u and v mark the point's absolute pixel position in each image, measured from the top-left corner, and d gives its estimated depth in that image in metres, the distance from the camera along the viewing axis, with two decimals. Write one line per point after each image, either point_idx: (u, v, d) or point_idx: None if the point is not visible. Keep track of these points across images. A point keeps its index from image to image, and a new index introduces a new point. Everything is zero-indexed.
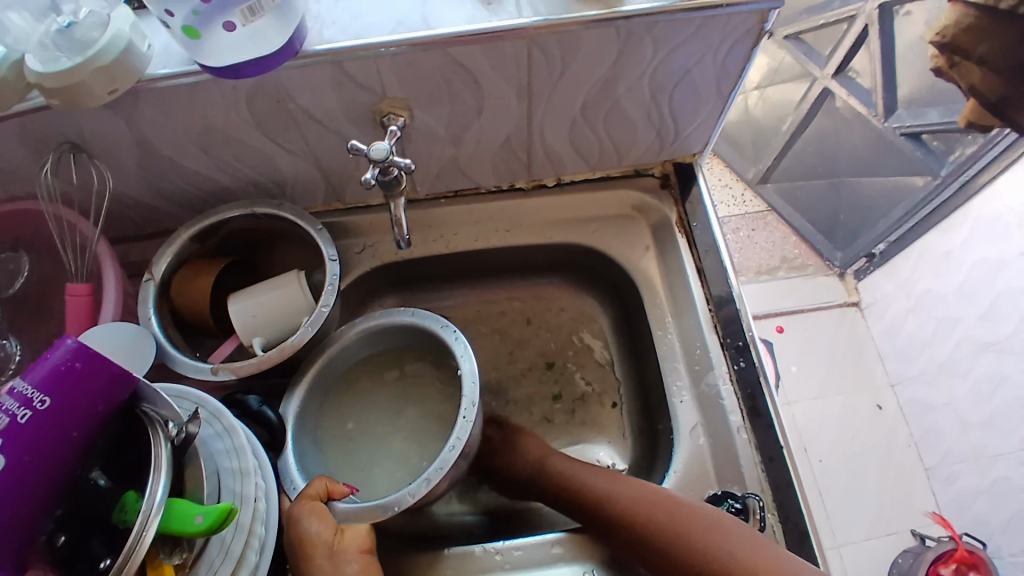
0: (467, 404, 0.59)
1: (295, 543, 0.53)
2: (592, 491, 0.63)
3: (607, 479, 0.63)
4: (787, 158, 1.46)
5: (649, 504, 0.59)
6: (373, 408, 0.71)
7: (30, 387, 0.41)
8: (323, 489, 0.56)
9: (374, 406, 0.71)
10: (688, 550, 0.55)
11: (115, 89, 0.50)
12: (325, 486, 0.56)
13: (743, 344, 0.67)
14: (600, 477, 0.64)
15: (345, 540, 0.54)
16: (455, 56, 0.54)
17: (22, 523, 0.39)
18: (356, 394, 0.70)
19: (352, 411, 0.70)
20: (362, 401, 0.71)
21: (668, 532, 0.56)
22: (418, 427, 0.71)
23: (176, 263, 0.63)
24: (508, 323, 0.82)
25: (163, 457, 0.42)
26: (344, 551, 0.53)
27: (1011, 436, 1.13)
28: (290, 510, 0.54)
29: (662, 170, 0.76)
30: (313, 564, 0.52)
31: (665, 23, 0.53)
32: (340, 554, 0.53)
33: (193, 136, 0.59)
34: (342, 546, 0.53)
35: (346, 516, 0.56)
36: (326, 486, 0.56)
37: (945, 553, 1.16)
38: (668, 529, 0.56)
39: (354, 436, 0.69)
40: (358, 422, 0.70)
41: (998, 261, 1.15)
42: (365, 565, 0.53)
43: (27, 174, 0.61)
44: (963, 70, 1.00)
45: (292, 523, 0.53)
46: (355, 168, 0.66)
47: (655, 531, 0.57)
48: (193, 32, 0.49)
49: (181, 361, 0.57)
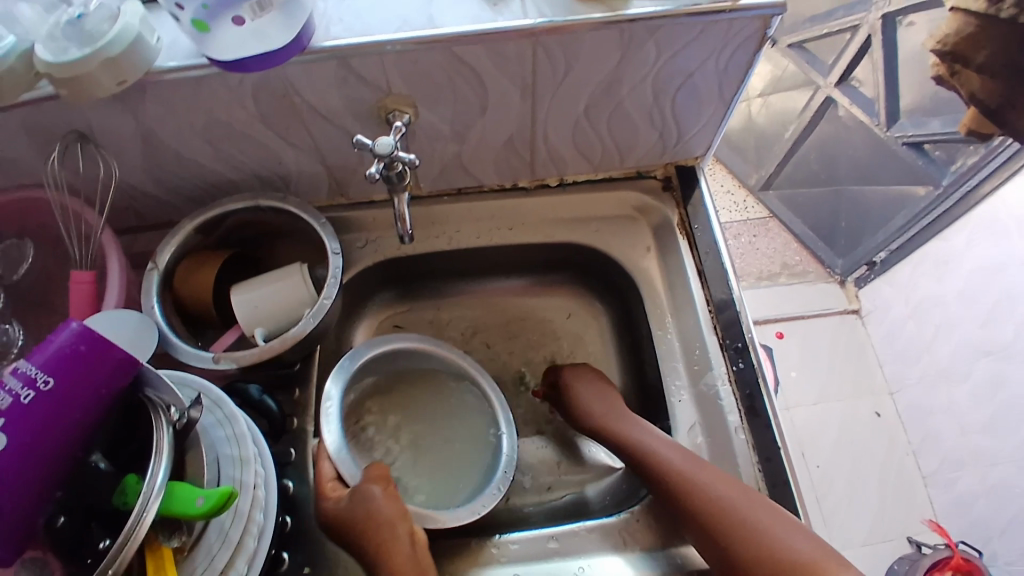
0: (507, 461, 0.66)
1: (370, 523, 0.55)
2: (664, 464, 0.60)
3: (683, 456, 0.60)
4: (791, 162, 1.47)
5: (707, 473, 0.58)
6: (403, 405, 0.73)
7: (34, 368, 0.42)
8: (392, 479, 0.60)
9: (408, 410, 0.73)
10: (754, 546, 0.52)
11: (123, 80, 0.51)
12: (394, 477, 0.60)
13: (742, 346, 0.67)
14: (663, 440, 0.62)
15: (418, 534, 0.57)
16: (459, 54, 0.55)
17: (23, 503, 0.40)
18: (402, 396, 0.73)
19: (398, 409, 0.73)
20: (402, 404, 0.73)
21: (728, 513, 0.54)
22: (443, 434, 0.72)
23: (180, 253, 0.64)
24: (518, 327, 0.83)
25: (164, 441, 0.43)
26: (420, 543, 0.56)
27: (1010, 447, 1.13)
28: (366, 489, 0.57)
29: (664, 172, 0.76)
30: (395, 559, 0.54)
31: (669, 28, 0.54)
32: (417, 544, 0.56)
33: (198, 129, 0.59)
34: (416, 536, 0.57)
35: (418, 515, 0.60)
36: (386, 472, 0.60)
37: (941, 561, 1.15)
38: (739, 518, 0.54)
39: (392, 438, 0.72)
40: (401, 422, 0.72)
41: (1000, 270, 1.14)
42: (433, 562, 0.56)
43: (31, 163, 0.62)
44: (963, 78, 1.01)
45: (372, 504, 0.56)
46: (358, 162, 0.67)
47: (725, 523, 0.54)
48: (202, 26, 0.51)
49: (184, 350, 0.58)
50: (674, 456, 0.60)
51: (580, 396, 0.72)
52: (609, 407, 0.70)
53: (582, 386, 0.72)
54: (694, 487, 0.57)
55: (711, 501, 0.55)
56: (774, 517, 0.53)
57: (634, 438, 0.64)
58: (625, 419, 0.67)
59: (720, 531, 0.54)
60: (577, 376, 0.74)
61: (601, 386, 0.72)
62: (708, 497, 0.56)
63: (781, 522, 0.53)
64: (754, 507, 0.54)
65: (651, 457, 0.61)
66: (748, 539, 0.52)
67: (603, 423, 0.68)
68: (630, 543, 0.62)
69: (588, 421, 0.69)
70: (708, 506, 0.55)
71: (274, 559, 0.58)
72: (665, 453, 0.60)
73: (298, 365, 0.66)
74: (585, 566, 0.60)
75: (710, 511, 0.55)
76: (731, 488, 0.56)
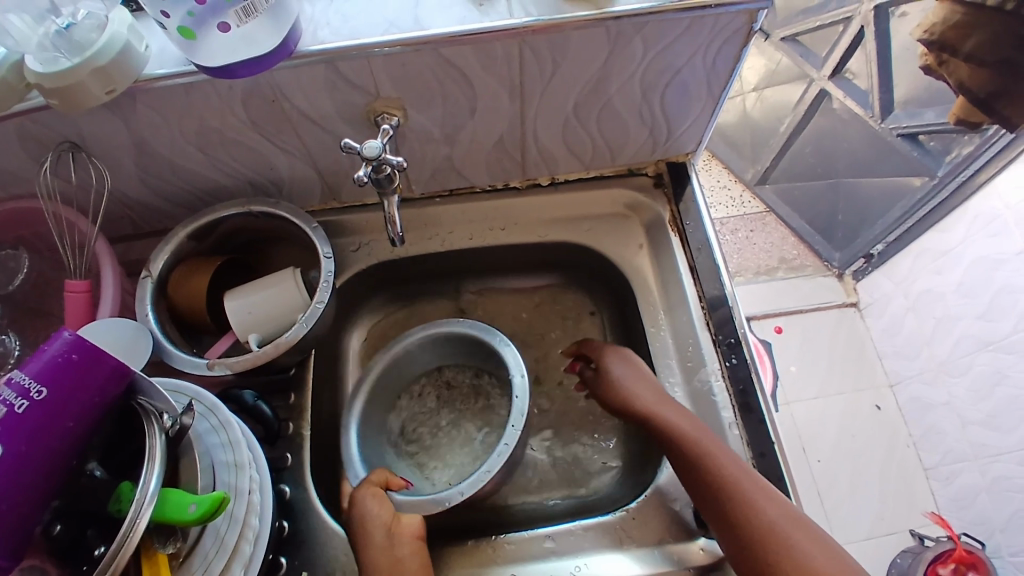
0: (516, 414, 0.63)
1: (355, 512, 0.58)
2: (718, 467, 0.57)
3: (740, 466, 0.57)
4: (786, 157, 1.47)
5: (758, 487, 0.55)
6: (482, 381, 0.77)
7: (28, 378, 0.42)
8: (383, 478, 0.61)
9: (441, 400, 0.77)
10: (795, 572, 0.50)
11: (112, 89, 0.51)
12: (385, 476, 0.61)
13: (735, 341, 0.67)
14: (719, 442, 0.59)
15: (402, 526, 0.58)
16: (447, 57, 0.55)
17: (19, 513, 0.40)
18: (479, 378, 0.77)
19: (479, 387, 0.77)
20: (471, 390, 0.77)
21: (775, 534, 0.52)
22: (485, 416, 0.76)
23: (174, 261, 0.64)
24: (527, 327, 0.82)
25: (157, 448, 0.43)
26: (398, 534, 0.57)
27: (1010, 436, 1.13)
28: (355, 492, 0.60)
29: (655, 169, 0.76)
30: (371, 539, 0.56)
31: (654, 24, 0.54)
32: (396, 535, 0.57)
33: (190, 136, 0.60)
34: (399, 529, 0.57)
35: (404, 505, 0.60)
36: (390, 477, 0.62)
37: (943, 553, 1.16)
38: (784, 541, 0.52)
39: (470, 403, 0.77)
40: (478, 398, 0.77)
41: (997, 259, 1.14)
42: (418, 550, 0.57)
43: (25, 174, 0.62)
44: (951, 68, 1.00)
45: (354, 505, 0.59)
46: (349, 167, 0.67)
47: (768, 543, 0.52)
48: (189, 33, 0.50)
49: (179, 357, 0.58)
50: (728, 462, 0.57)
51: (633, 385, 0.66)
52: (663, 399, 0.65)
53: (621, 372, 0.68)
54: (743, 497, 0.55)
55: (756, 519, 0.53)
56: (820, 545, 0.52)
57: (685, 431, 0.60)
58: (679, 413, 0.63)
59: (759, 548, 0.52)
60: (630, 370, 0.68)
61: (652, 379, 0.67)
62: (757, 514, 0.54)
63: (826, 552, 0.51)
64: (802, 533, 0.52)
65: (705, 456, 0.58)
66: (787, 564, 0.51)
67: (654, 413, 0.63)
68: (626, 542, 0.62)
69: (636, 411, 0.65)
70: (753, 521, 0.53)
71: (272, 563, 0.58)
72: (720, 456, 0.58)
73: (293, 369, 0.67)
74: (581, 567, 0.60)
75: (753, 527, 0.53)
76: (779, 504, 0.54)
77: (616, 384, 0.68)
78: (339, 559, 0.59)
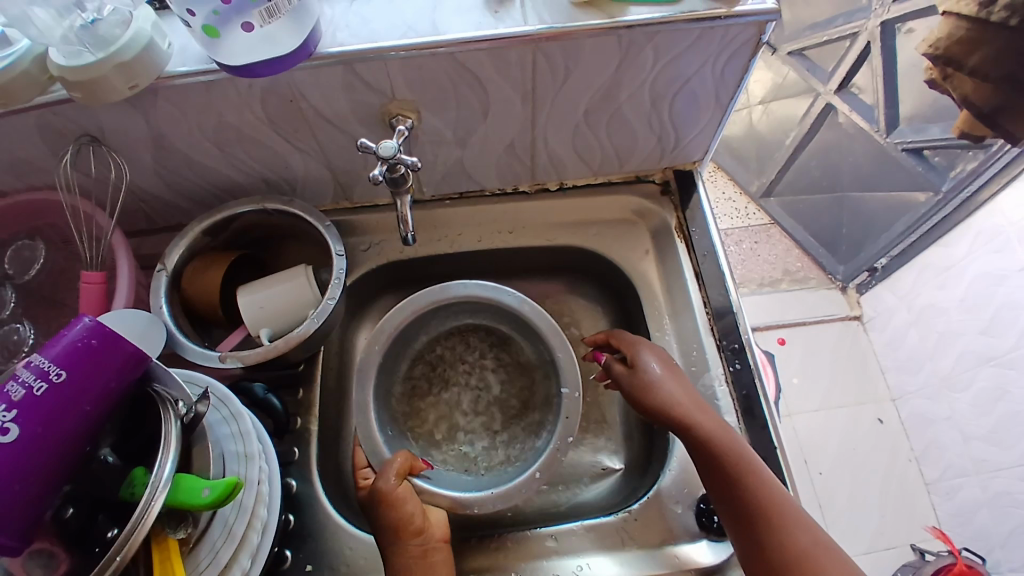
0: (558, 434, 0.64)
1: (384, 512, 0.57)
2: (748, 477, 0.56)
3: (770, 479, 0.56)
4: (791, 170, 1.48)
5: (790, 502, 0.54)
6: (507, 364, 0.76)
7: (47, 361, 0.43)
8: (407, 465, 0.61)
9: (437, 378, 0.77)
10: None
11: (135, 84, 0.52)
12: (409, 463, 0.61)
13: (739, 347, 0.69)
14: (750, 452, 0.58)
15: (431, 528, 0.59)
16: (461, 61, 0.56)
17: (33, 493, 0.41)
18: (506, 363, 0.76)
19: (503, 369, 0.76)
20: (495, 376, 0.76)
21: (796, 549, 0.52)
22: (502, 391, 0.76)
23: (188, 255, 0.65)
24: None
25: (172, 434, 0.44)
26: (432, 538, 0.58)
27: (1012, 452, 1.13)
28: (378, 480, 0.59)
29: (663, 176, 0.78)
30: (403, 544, 0.56)
31: (666, 33, 0.55)
32: (429, 539, 0.58)
33: (207, 132, 0.61)
34: (429, 531, 0.58)
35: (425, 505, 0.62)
36: (413, 463, 0.62)
37: (943, 567, 1.16)
38: (804, 557, 0.51)
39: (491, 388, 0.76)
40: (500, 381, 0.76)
41: (1000, 275, 1.15)
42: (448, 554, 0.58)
43: (44, 166, 0.64)
44: (955, 82, 1.01)
45: (382, 495, 0.58)
46: (362, 167, 0.69)
47: (789, 556, 0.52)
48: (213, 32, 0.51)
49: (190, 349, 0.59)
50: (756, 470, 0.56)
51: (668, 384, 0.62)
52: (696, 400, 0.61)
53: (653, 370, 0.63)
54: (771, 507, 0.54)
55: (779, 531, 0.53)
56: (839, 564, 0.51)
57: (718, 437, 0.58)
58: (712, 417, 0.60)
59: (780, 562, 0.52)
60: (663, 369, 0.64)
61: (685, 380, 0.63)
62: (781, 526, 0.53)
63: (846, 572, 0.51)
64: (829, 557, 0.51)
65: (736, 464, 0.56)
66: None
67: (690, 417, 0.59)
68: (628, 543, 0.62)
69: (669, 410, 0.61)
70: (779, 533, 0.53)
71: (277, 556, 0.59)
72: (750, 465, 0.57)
73: (302, 365, 0.68)
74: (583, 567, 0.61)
75: (775, 537, 0.53)
76: (809, 523, 0.53)
77: (649, 383, 0.63)
78: (344, 552, 0.60)
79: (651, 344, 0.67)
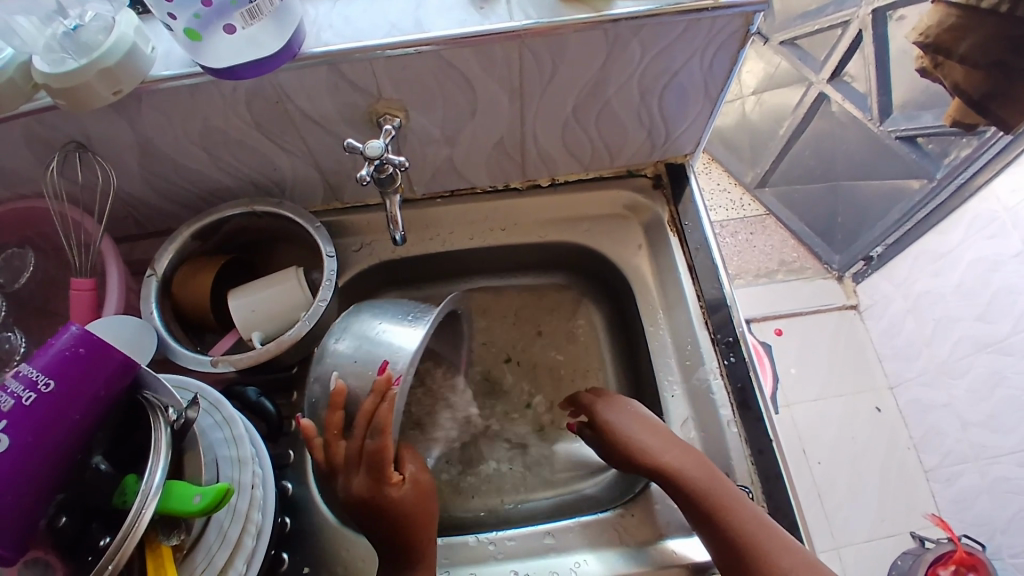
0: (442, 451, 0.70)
1: (426, 508, 0.57)
2: (726, 508, 0.56)
3: (746, 506, 0.56)
4: (786, 160, 1.47)
5: (770, 528, 0.55)
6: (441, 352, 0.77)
7: (35, 371, 0.43)
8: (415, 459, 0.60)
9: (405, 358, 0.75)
10: None
11: (119, 89, 0.52)
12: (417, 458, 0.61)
13: (733, 340, 0.68)
14: (727, 483, 0.58)
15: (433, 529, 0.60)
16: (447, 58, 0.56)
17: (26, 505, 0.40)
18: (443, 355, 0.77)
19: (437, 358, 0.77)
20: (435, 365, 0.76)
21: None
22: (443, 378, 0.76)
23: (178, 259, 0.65)
24: (533, 313, 0.83)
25: (162, 441, 0.44)
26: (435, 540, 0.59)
27: (1011, 436, 1.14)
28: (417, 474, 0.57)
29: (654, 170, 0.77)
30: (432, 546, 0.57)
31: (651, 27, 0.55)
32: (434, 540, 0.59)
33: (194, 137, 0.61)
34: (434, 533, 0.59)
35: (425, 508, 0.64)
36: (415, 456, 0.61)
37: (944, 555, 1.17)
38: None
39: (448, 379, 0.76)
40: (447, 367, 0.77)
41: (994, 261, 1.15)
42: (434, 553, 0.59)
43: (31, 175, 0.63)
44: (946, 70, 1.03)
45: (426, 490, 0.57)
46: (351, 167, 0.68)
47: None
48: (195, 35, 0.50)
49: (182, 354, 0.58)
50: (733, 500, 0.56)
51: (638, 434, 0.62)
52: (670, 444, 0.61)
53: (623, 422, 0.64)
54: (753, 536, 0.54)
55: (765, 560, 0.53)
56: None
57: (694, 475, 0.58)
58: (688, 454, 0.60)
59: None
60: (632, 419, 0.64)
61: (657, 425, 0.63)
62: (768, 555, 0.53)
63: None
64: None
65: (714, 498, 0.56)
66: None
67: (664, 462, 0.59)
68: (624, 538, 0.63)
69: (642, 459, 0.61)
70: (765, 561, 0.53)
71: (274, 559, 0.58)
72: (728, 496, 0.57)
73: (296, 367, 0.67)
74: (581, 561, 0.61)
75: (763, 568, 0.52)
76: (794, 547, 0.54)
77: (619, 435, 0.63)
78: (339, 553, 0.60)
79: (617, 395, 0.68)
